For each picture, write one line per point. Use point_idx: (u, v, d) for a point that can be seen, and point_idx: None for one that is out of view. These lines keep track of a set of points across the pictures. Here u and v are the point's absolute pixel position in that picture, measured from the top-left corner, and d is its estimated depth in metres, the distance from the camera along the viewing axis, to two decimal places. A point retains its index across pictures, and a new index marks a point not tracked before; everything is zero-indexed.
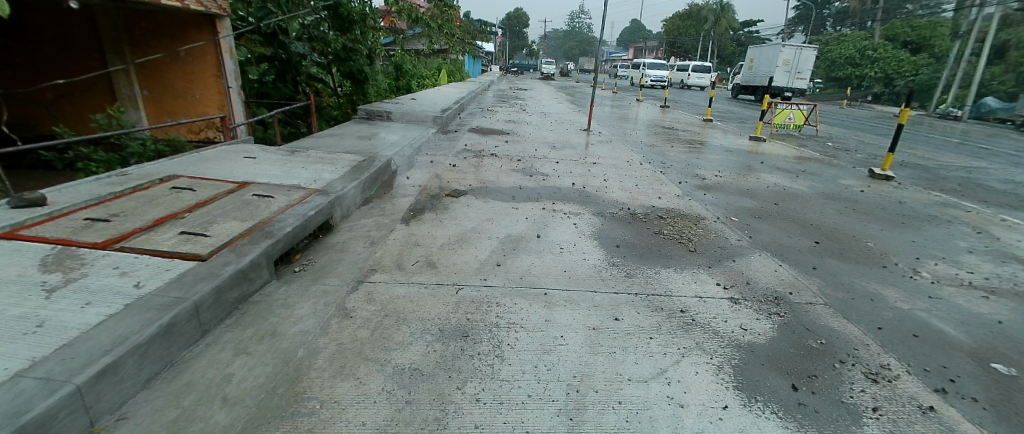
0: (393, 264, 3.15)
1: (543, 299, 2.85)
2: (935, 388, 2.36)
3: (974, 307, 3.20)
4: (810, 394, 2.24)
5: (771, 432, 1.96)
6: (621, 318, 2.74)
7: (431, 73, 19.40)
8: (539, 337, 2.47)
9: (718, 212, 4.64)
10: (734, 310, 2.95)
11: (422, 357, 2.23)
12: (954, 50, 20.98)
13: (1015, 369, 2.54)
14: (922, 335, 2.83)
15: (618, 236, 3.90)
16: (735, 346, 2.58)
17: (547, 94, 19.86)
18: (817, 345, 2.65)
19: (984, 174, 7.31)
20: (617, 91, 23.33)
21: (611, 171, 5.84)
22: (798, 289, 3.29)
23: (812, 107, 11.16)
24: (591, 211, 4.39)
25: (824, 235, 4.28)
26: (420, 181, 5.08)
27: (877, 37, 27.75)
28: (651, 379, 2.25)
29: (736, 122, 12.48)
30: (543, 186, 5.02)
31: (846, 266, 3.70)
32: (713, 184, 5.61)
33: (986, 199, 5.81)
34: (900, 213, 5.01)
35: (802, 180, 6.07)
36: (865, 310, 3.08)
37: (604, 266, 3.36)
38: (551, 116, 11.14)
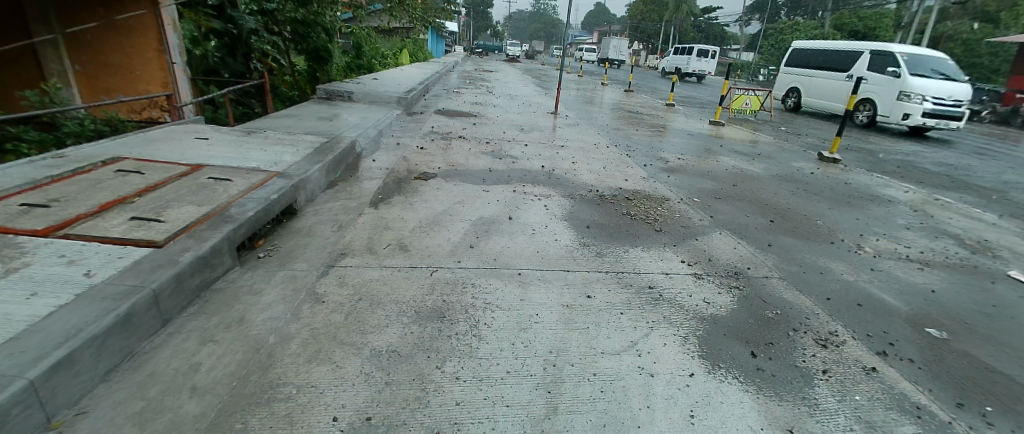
0: (363, 249, 3.07)
1: (517, 278, 2.89)
2: (877, 351, 2.62)
3: (910, 277, 3.55)
4: (767, 360, 2.43)
5: (734, 395, 2.15)
6: (593, 295, 2.83)
7: (393, 53, 18.77)
8: (515, 317, 2.51)
9: (682, 194, 4.82)
10: (698, 285, 3.11)
11: (399, 339, 2.23)
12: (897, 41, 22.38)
13: (944, 332, 2.86)
14: (865, 304, 3.11)
15: (588, 217, 3.96)
16: (700, 317, 2.74)
17: (513, 76, 19.67)
18: (773, 315, 2.84)
19: (920, 158, 7.93)
20: (582, 74, 23.41)
21: (579, 154, 5.91)
22: (755, 264, 3.49)
23: (768, 94, 11.62)
24: (561, 193, 4.44)
25: (777, 214, 4.54)
26: (387, 163, 4.96)
27: (828, 26, 29.07)
28: (623, 352, 2.35)
29: (696, 106, 12.87)
30: (513, 169, 5.01)
31: (798, 242, 3.95)
32: (677, 167, 5.81)
33: (920, 180, 6.33)
34: (846, 194, 5.37)
35: (758, 163, 6.39)
36: (815, 282, 3.32)
37: (575, 246, 3.42)
38: (518, 99, 11.06)
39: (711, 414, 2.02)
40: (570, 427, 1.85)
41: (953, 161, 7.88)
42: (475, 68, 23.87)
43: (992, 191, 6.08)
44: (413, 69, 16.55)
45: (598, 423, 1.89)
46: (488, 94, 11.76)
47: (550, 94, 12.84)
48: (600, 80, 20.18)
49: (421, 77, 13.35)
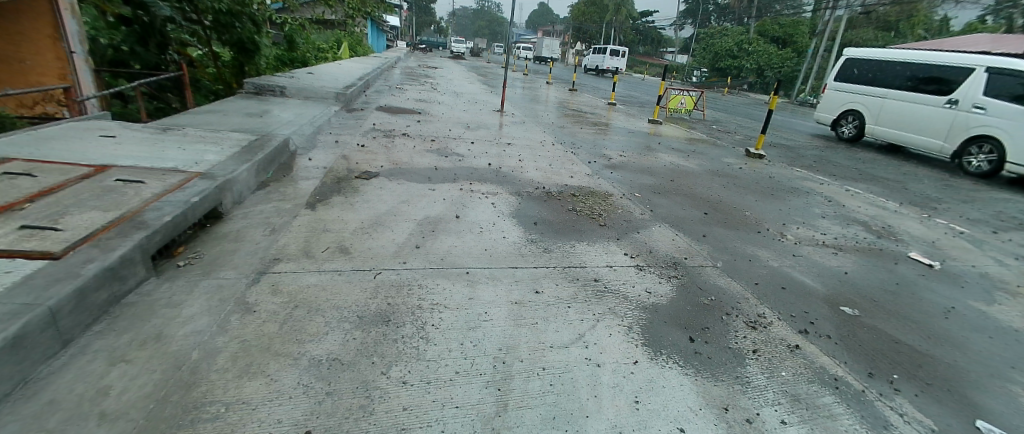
0: (299, 253, 2.89)
1: (465, 277, 2.84)
2: (799, 330, 2.91)
3: (826, 261, 3.92)
4: (703, 344, 2.62)
5: (674, 380, 2.30)
6: (541, 290, 2.85)
7: (330, 46, 17.95)
8: (463, 316, 2.47)
9: (624, 189, 5.00)
10: (640, 275, 3.24)
11: (341, 347, 2.12)
12: (811, 47, 24.58)
13: (855, 310, 3.25)
14: (788, 287, 3.41)
15: (535, 213, 3.99)
16: (642, 306, 2.87)
17: (458, 73, 19.48)
18: (707, 302, 3.04)
19: (832, 153, 8.77)
20: (528, 73, 23.67)
21: (525, 152, 5.95)
22: (691, 254, 3.70)
23: (701, 94, 12.37)
24: (507, 190, 4.43)
25: (711, 207, 4.83)
26: (325, 162, 4.71)
27: (753, 32, 31.37)
28: (571, 344, 2.40)
29: (636, 105, 13.44)
30: (459, 167, 4.95)
31: (730, 233, 4.23)
32: (619, 164, 6.01)
33: (832, 173, 6.99)
34: (770, 187, 5.83)
35: (692, 159, 6.77)
36: (745, 269, 3.58)
37: (523, 243, 3.42)
38: (463, 96, 10.97)
39: (654, 398, 2.16)
40: (519, 423, 1.85)
41: (859, 155, 8.79)
42: (419, 64, 23.39)
43: (888, 182, 6.87)
44: (352, 64, 15.92)
45: (547, 416, 1.92)
46: (432, 91, 11.54)
47: (496, 91, 12.86)
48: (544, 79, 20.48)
49: (361, 72, 12.87)
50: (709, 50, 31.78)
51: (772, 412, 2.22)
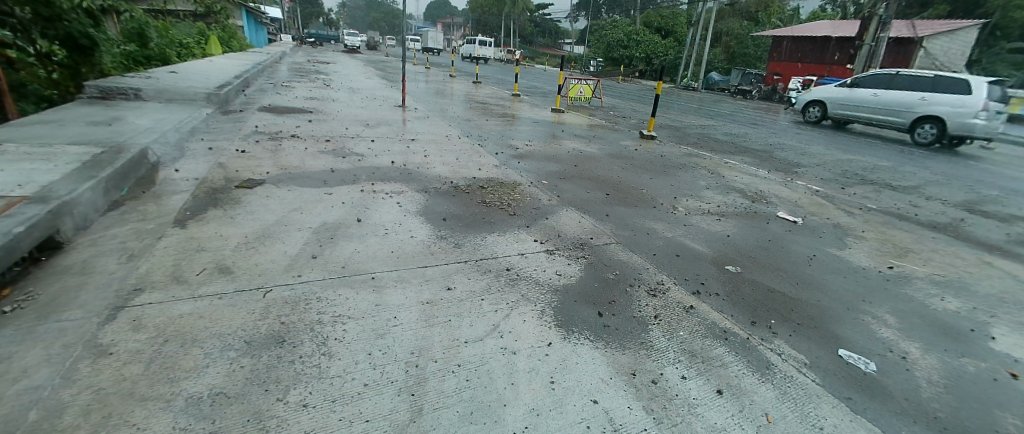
0: (167, 279, 2.51)
1: (370, 283, 2.68)
2: (692, 291, 3.21)
3: (712, 227, 4.37)
4: (610, 317, 2.77)
5: (586, 355, 2.40)
6: (453, 286, 2.79)
7: (196, 42, 15.85)
8: (369, 324, 2.32)
9: (531, 177, 5.09)
10: (551, 260, 3.32)
11: (226, 378, 1.88)
12: (689, 36, 27.16)
13: (736, 268, 3.66)
14: (681, 254, 3.74)
15: (444, 209, 3.90)
16: (553, 289, 2.95)
17: (354, 68, 18.36)
18: (612, 277, 3.22)
19: (712, 130, 9.79)
20: (429, 66, 23.12)
21: (431, 147, 5.80)
22: (597, 234, 3.88)
23: (597, 82, 13.05)
24: (414, 188, 4.28)
25: (612, 188, 5.12)
26: (197, 173, 4.15)
27: (639, 23, 33.80)
28: (485, 337, 2.38)
29: (539, 96, 13.80)
30: (358, 167, 4.67)
31: (630, 210, 4.52)
32: (525, 153, 6.11)
33: (712, 148, 7.81)
34: (662, 164, 6.34)
35: (594, 144, 7.13)
36: (644, 242, 3.85)
37: (432, 240, 3.31)
38: (361, 92, 10.37)
39: (568, 376, 2.23)
40: (436, 425, 1.79)
41: (733, 131, 9.92)
42: (309, 60, 21.71)
43: (757, 152, 7.85)
44: (225, 61, 14.23)
45: (464, 413, 1.88)
46: (325, 88, 10.76)
47: (396, 86, 12.37)
48: (447, 72, 20.15)
49: (238, 69, 11.56)
50: (602, 41, 33.71)
51: (674, 370, 2.43)
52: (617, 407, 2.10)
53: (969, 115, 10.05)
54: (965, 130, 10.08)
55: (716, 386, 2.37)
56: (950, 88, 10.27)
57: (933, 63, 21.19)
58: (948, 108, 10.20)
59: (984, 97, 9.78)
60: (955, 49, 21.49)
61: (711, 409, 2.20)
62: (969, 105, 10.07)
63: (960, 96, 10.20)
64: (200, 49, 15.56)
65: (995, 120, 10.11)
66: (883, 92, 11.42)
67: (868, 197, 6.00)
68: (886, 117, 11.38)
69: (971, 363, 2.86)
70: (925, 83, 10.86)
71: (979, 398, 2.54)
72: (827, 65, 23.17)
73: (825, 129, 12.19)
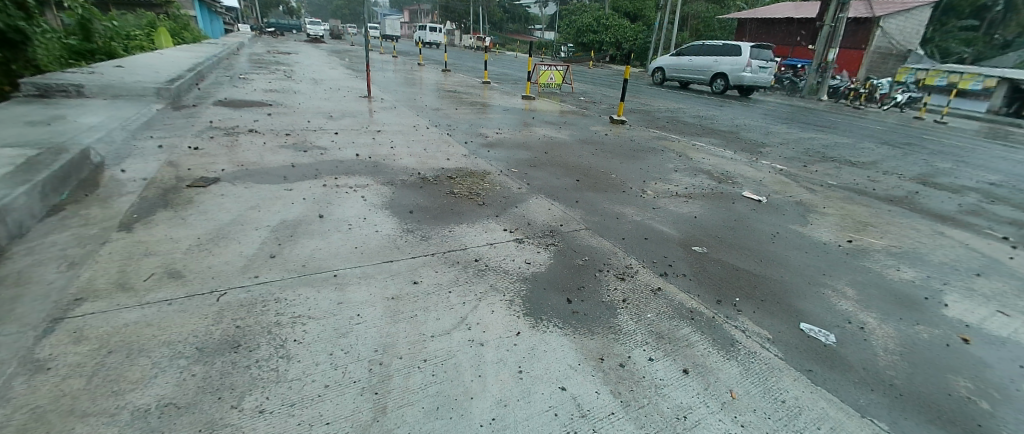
0: (112, 286, 2.37)
1: (332, 282, 2.59)
2: (660, 274, 3.26)
3: (680, 209, 4.43)
4: (579, 303, 2.78)
5: (555, 343, 2.40)
6: (419, 280, 2.73)
7: (145, 34, 15.00)
8: (331, 323, 2.25)
9: (501, 166, 5.04)
10: (521, 248, 3.30)
11: (176, 388, 1.79)
12: (657, 20, 27.34)
13: (703, 248, 3.72)
14: (650, 237, 3.78)
15: (410, 202, 3.81)
16: (523, 278, 2.93)
17: (318, 59, 17.78)
18: (582, 262, 3.23)
19: (680, 113, 9.92)
20: (397, 54, 22.57)
21: (398, 137, 5.68)
22: (567, 220, 3.88)
23: (567, 68, 13.02)
24: (379, 181, 4.17)
25: (582, 174, 5.11)
26: (146, 173, 3.93)
27: (609, 8, 33.77)
28: (453, 330, 2.35)
29: (509, 83, 13.68)
30: (320, 161, 4.52)
31: (600, 196, 4.53)
32: (495, 141, 6.05)
33: (681, 130, 7.92)
34: (631, 149, 6.39)
35: (564, 130, 7.12)
36: (613, 227, 3.87)
37: (397, 234, 3.24)
38: (325, 83, 10.04)
39: (536, 365, 2.22)
40: (400, 423, 1.75)
41: (701, 113, 10.08)
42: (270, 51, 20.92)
43: (724, 133, 8.00)
44: (178, 53, 13.55)
45: (430, 408, 1.85)
46: (286, 80, 10.38)
47: (362, 76, 12.02)
48: (415, 61, 19.75)
49: (192, 62, 11.01)
50: (572, 26, 33.60)
51: (641, 352, 2.46)
52: (585, 392, 2.11)
53: (741, 70, 14.24)
54: (739, 79, 14.27)
55: (683, 366, 2.41)
56: (726, 53, 14.42)
57: (889, 41, 21.94)
58: (726, 67, 14.36)
59: (748, 55, 13.87)
60: (909, 28, 22.45)
61: (678, 389, 2.24)
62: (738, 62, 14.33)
63: (735, 56, 14.31)
64: (150, 42, 14.72)
65: (762, 72, 14.25)
66: (689, 57, 15.71)
67: (829, 174, 6.20)
68: (694, 75, 15.63)
69: (924, 329, 3.00)
70: (717, 49, 14.96)
71: (930, 363, 2.67)
72: (791, 46, 23.64)
73: (700, 92, 14.69)
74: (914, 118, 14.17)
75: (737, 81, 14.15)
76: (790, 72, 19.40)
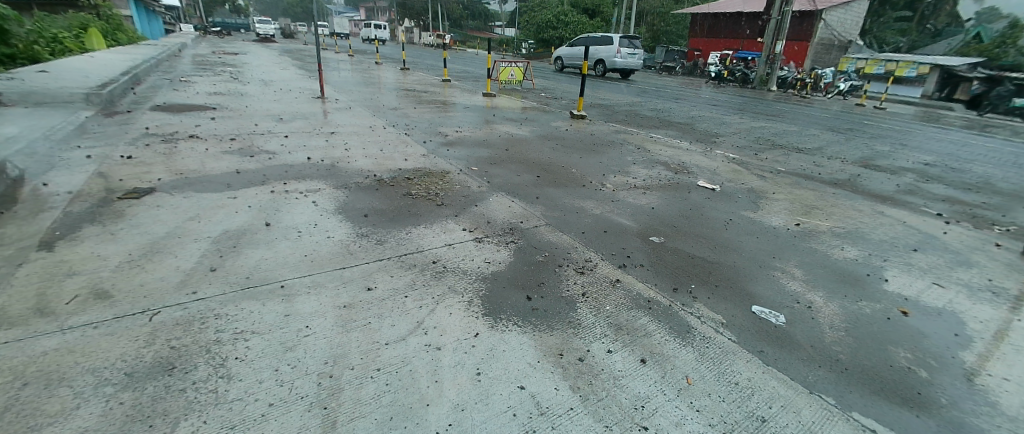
0: (28, 312, 2.17)
1: (279, 293, 2.48)
2: (619, 265, 3.30)
3: (639, 201, 4.51)
4: (538, 299, 2.77)
5: (514, 342, 2.37)
6: (373, 286, 2.65)
7: (73, 36, 13.98)
8: (277, 337, 2.15)
9: (460, 165, 4.98)
10: (479, 248, 3.26)
11: (100, 418, 1.65)
12: (615, 15, 27.82)
13: (660, 238, 3.80)
14: (609, 230, 3.82)
15: (365, 205, 3.71)
16: (481, 278, 2.89)
17: (268, 58, 17.08)
18: (542, 258, 3.23)
19: (639, 106, 10.14)
20: (353, 53, 22.02)
21: (352, 139, 5.51)
22: (527, 217, 3.87)
23: (527, 64, 13.04)
24: (332, 185, 4.03)
25: (543, 169, 5.12)
26: (71, 185, 3.64)
27: (568, 4, 34.07)
28: (408, 335, 2.29)
29: (470, 80, 13.58)
30: (269, 166, 4.33)
31: (560, 191, 4.55)
32: (454, 140, 5.97)
33: (639, 123, 8.08)
34: (591, 143, 6.46)
35: (525, 126, 7.13)
36: (573, 221, 3.90)
37: (351, 239, 3.13)
38: (275, 84, 9.64)
39: (495, 366, 2.19)
40: None
41: (658, 106, 10.33)
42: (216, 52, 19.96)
43: (680, 125, 8.22)
44: (112, 56, 12.73)
45: (383, 419, 1.79)
46: (233, 81, 9.90)
47: (315, 76, 11.62)
48: (372, 60, 19.34)
49: (127, 65, 10.34)
50: (532, 22, 33.75)
51: (600, 345, 2.47)
52: (544, 390, 2.09)
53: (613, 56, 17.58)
54: (612, 64, 17.60)
55: (641, 356, 2.44)
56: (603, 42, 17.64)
57: (831, 33, 23.17)
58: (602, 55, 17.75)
59: (616, 45, 17.28)
60: (849, 20, 23.79)
61: (636, 379, 2.27)
62: (613, 50, 17.70)
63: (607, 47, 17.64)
64: (80, 44, 13.72)
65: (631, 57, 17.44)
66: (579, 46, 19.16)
67: (779, 161, 6.47)
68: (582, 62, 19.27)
69: (866, 305, 3.17)
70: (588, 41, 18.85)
71: (872, 337, 2.82)
72: (741, 39, 24.62)
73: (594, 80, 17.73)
74: (855, 105, 15.05)
75: (611, 63, 17.30)
76: (741, 65, 20.20)
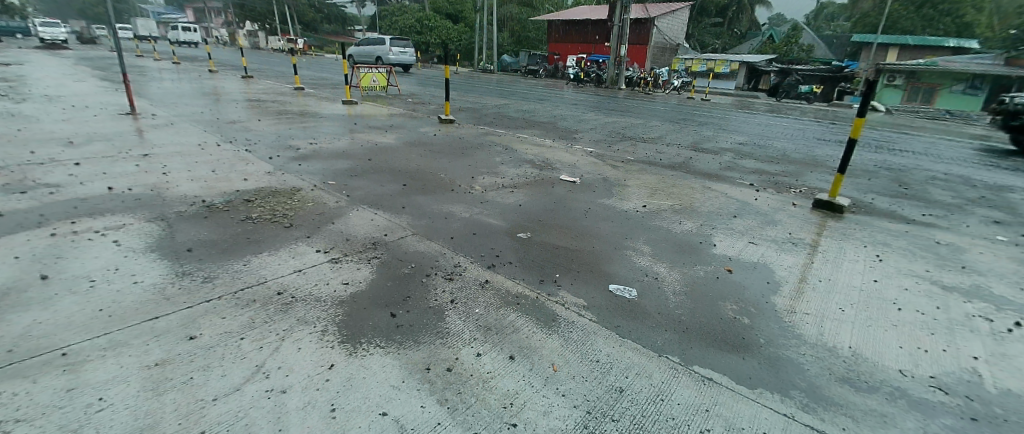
0: None
1: (61, 364, 1.96)
2: (488, 266, 3.33)
3: (507, 199, 4.64)
4: (403, 315, 2.63)
5: (376, 365, 2.21)
6: (200, 333, 2.25)
7: None
8: (53, 421, 1.68)
9: (314, 180, 4.57)
10: (336, 269, 3.00)
11: None
12: (477, 21, 28.67)
13: (527, 233, 3.94)
14: (477, 232, 3.84)
15: (191, 238, 3.17)
16: (339, 302, 2.66)
17: (57, 69, 13.88)
18: (407, 270, 3.10)
19: (506, 108, 10.51)
20: (182, 62, 19.17)
21: (176, 160, 4.70)
22: (391, 229, 3.70)
23: (390, 70, 12.71)
24: (145, 218, 3.38)
25: (409, 177, 4.97)
26: None
27: (430, 8, 34.08)
28: (245, 383, 1.98)
29: (328, 87, 12.68)
30: (51, 203, 3.46)
31: (427, 197, 4.46)
32: (308, 153, 5.47)
33: (506, 124, 8.36)
34: (460, 146, 6.48)
35: (390, 134, 6.86)
36: (442, 227, 3.84)
37: (170, 281, 2.64)
38: (65, 100, 7.79)
39: (353, 396, 2.00)
40: None
41: (523, 107, 10.84)
42: None
43: (544, 124, 8.71)
44: None
45: None
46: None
47: (127, 89, 9.73)
48: (208, 68, 17.04)
49: None
50: (395, 27, 33.05)
51: (469, 350, 2.43)
52: (408, 411, 1.97)
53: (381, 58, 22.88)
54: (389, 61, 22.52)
55: (509, 353, 2.46)
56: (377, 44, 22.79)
57: (663, 38, 26.88)
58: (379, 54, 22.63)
59: (387, 46, 22.21)
60: (677, 27, 27.84)
61: (506, 377, 2.27)
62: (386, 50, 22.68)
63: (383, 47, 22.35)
64: None
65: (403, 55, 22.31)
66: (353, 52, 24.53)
67: (629, 151, 7.24)
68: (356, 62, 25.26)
69: (701, 268, 3.68)
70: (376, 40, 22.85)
71: (705, 296, 3.27)
72: (593, 44, 27.31)
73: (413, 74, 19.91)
74: (687, 98, 17.63)
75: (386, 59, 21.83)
76: (593, 67, 22.40)
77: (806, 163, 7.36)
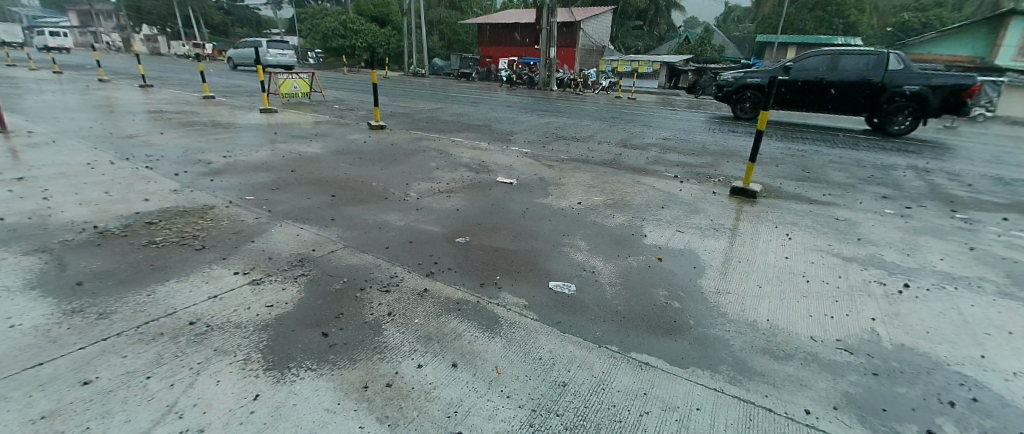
0: None
1: None
2: (426, 274, 3.25)
3: (443, 204, 4.58)
4: (336, 333, 2.49)
5: (308, 390, 2.07)
6: (95, 377, 1.98)
7: None
8: None
9: (230, 196, 4.23)
10: (259, 292, 2.78)
11: None
12: (405, 24, 28.15)
13: (465, 238, 3.91)
14: (414, 240, 3.75)
15: (81, 269, 2.80)
16: (263, 326, 2.46)
17: None
18: (340, 286, 2.95)
19: (439, 112, 10.40)
20: (64, 70, 16.98)
21: (59, 183, 4.13)
22: (320, 243, 3.50)
23: (313, 75, 12.10)
24: (20, 251, 2.94)
25: (338, 187, 4.75)
26: None
27: (354, 11, 32.94)
28: (154, 426, 1.77)
29: (244, 95, 11.82)
30: None
31: (358, 207, 4.28)
32: (222, 167, 5.04)
33: (440, 128, 8.27)
34: (391, 153, 6.29)
35: (315, 143, 6.52)
36: (375, 238, 3.70)
37: (55, 321, 2.31)
38: None
39: (283, 426, 1.86)
40: None
41: (457, 110, 10.78)
42: None
43: (478, 127, 8.72)
44: None
45: None
46: None
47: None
48: (98, 77, 15.23)
49: None
50: (317, 30, 31.60)
51: (409, 362, 2.35)
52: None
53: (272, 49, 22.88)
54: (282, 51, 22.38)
55: (452, 361, 2.41)
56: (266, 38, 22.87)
57: (590, 40, 27.98)
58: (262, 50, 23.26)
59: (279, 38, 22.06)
60: (601, 29, 29.11)
61: (448, 386, 2.22)
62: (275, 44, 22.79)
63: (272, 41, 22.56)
64: None
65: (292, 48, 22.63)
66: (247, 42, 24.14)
67: (563, 150, 7.44)
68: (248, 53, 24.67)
69: (634, 259, 3.86)
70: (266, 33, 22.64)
71: (639, 284, 3.42)
72: (523, 46, 27.82)
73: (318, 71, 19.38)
74: (614, 98, 18.49)
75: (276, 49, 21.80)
76: (525, 69, 22.82)
77: (722, 154, 7.99)
